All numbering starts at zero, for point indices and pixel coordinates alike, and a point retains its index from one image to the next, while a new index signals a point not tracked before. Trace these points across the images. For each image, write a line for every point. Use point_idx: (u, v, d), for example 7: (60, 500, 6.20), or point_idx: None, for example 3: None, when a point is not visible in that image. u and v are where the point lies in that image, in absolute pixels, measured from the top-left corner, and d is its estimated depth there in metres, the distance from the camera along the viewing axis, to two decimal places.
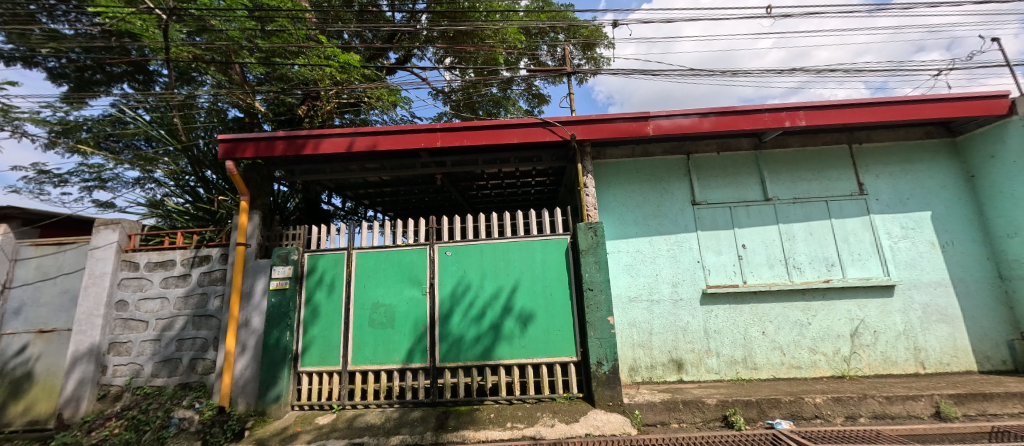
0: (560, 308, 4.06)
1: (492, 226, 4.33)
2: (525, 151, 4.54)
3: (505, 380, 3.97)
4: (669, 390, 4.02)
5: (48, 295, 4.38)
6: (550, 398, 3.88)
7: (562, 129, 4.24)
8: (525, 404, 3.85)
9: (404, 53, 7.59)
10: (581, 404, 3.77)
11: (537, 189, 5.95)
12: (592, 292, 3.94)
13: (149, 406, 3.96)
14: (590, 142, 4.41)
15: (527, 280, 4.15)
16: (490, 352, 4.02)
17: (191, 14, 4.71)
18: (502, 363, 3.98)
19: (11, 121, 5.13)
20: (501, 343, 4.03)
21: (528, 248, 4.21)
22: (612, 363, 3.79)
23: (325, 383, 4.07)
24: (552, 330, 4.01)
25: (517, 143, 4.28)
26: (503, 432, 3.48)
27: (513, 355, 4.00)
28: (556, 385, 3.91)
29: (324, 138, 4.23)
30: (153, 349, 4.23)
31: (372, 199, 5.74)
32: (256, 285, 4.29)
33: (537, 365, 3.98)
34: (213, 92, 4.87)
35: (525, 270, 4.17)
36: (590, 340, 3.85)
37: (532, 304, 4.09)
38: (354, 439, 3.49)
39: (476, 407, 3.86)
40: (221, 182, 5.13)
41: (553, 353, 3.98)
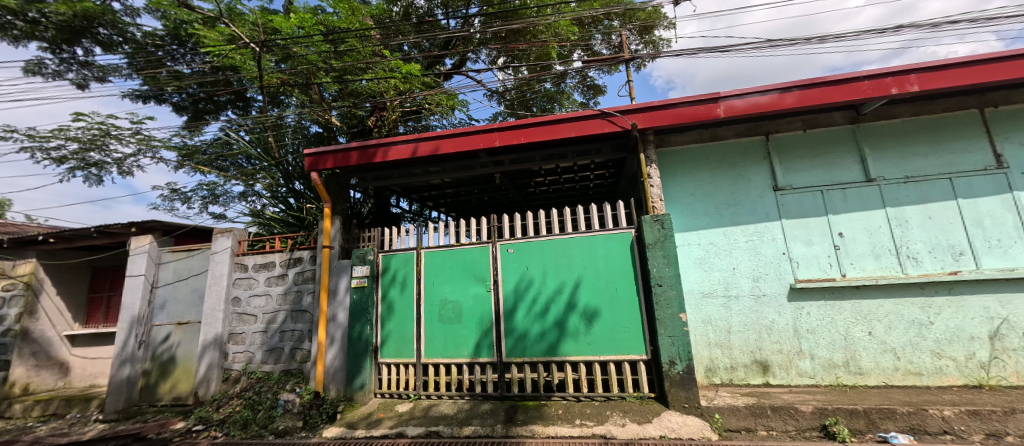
0: (627, 305, 3.94)
1: (552, 222, 4.33)
2: (583, 145, 4.46)
3: (572, 376, 3.95)
4: (754, 394, 3.70)
5: (183, 293, 5.26)
6: (620, 397, 3.78)
7: (622, 118, 4.08)
8: (594, 402, 3.79)
9: (459, 57, 7.88)
10: (653, 404, 3.62)
11: (597, 182, 5.82)
12: (661, 287, 3.76)
13: (261, 390, 4.58)
14: (652, 130, 4.20)
15: (590, 276, 4.08)
16: (556, 348, 4.03)
17: (278, 44, 5.33)
18: (568, 359, 3.97)
19: (151, 149, 6.24)
20: (566, 339, 4.02)
21: (590, 243, 4.14)
22: (687, 362, 3.58)
23: (402, 374, 4.39)
24: (619, 326, 3.91)
25: (575, 137, 4.22)
26: (573, 429, 3.46)
27: (579, 352, 3.97)
28: (626, 383, 3.80)
29: (391, 146, 4.55)
30: (262, 339, 4.88)
31: (436, 201, 6.05)
32: (340, 283, 4.73)
33: (604, 362, 3.90)
34: (298, 112, 5.50)
35: (588, 265, 4.11)
36: (661, 338, 3.68)
37: (596, 301, 4.02)
38: (431, 428, 3.71)
39: (544, 403, 3.89)
40: (308, 192, 5.73)
41: (621, 351, 3.87)
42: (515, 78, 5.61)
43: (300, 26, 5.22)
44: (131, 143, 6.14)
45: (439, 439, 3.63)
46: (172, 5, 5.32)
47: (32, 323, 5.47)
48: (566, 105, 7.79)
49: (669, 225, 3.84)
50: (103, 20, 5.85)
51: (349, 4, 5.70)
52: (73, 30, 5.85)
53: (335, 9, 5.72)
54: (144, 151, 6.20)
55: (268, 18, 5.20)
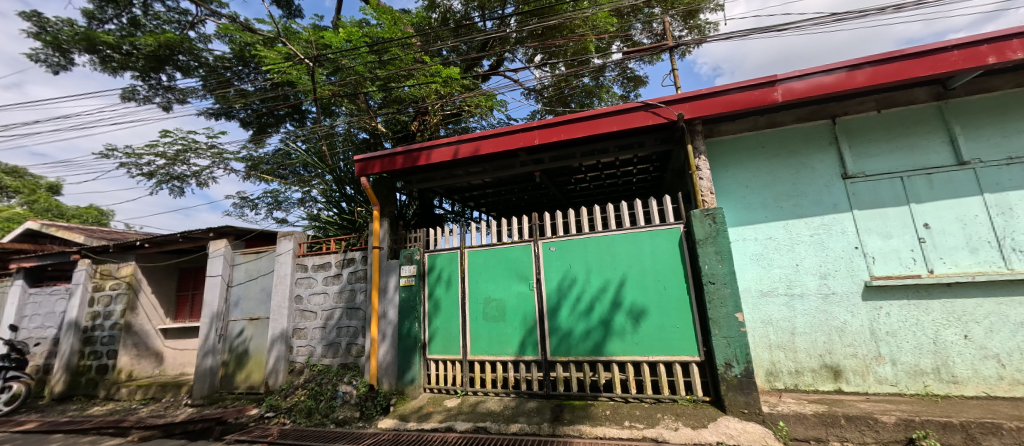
0: (676, 303, 3.77)
1: (594, 219, 4.24)
2: (625, 139, 4.32)
3: (620, 377, 3.85)
4: (824, 401, 3.40)
5: (254, 291, 5.77)
6: (671, 399, 3.63)
7: (667, 109, 3.90)
8: (643, 404, 3.68)
9: (496, 58, 7.98)
10: (708, 409, 3.43)
11: (640, 177, 5.63)
12: (714, 285, 3.57)
13: (322, 381, 4.91)
14: (700, 119, 3.98)
15: (636, 273, 3.96)
16: (602, 347, 3.95)
17: (328, 58, 5.69)
18: (615, 359, 3.88)
19: (223, 161, 6.90)
20: (613, 338, 3.93)
21: (636, 239, 4.01)
22: (745, 365, 3.37)
23: (450, 370, 4.52)
24: (668, 326, 3.75)
25: (616, 132, 4.10)
26: (622, 431, 3.37)
27: (627, 351, 3.86)
28: (677, 385, 3.64)
29: (433, 149, 4.68)
30: (322, 335, 5.23)
31: (477, 201, 6.16)
32: (389, 282, 4.95)
33: (653, 363, 3.77)
34: (348, 120, 5.84)
35: (633, 262, 3.99)
36: (715, 339, 3.49)
37: (643, 299, 3.89)
38: (479, 424, 3.79)
39: (591, 403, 3.84)
40: (358, 196, 6.05)
41: (670, 351, 3.72)
42: (552, 75, 5.55)
43: (348, 39, 5.54)
44: (208, 156, 6.84)
45: (487, 435, 3.70)
46: (238, 29, 5.85)
47: (133, 317, 6.23)
48: (605, 99, 7.64)
49: (721, 220, 3.63)
50: (181, 47, 6.55)
51: (392, 15, 5.98)
52: (158, 59, 6.61)
53: (378, 21, 6.01)
54: (218, 163, 6.88)
55: (319, 34, 5.57)
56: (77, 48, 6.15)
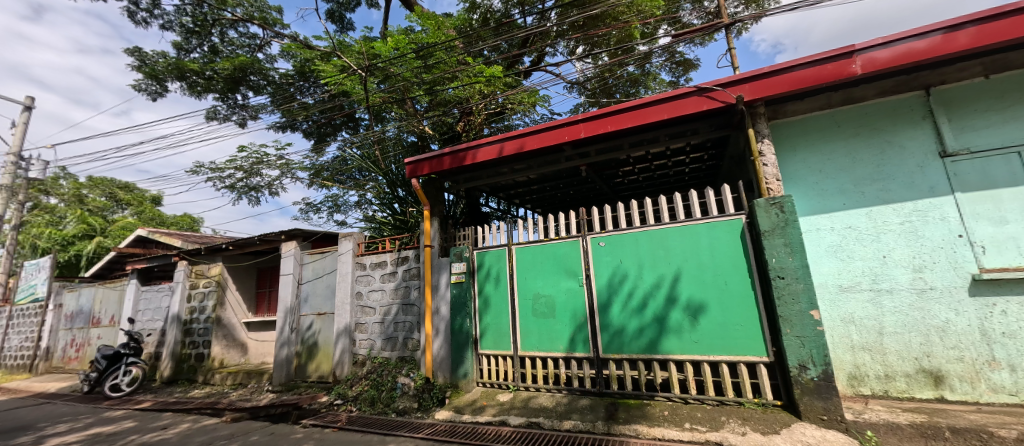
0: (739, 299, 3.51)
1: (646, 212, 4.04)
2: (676, 127, 4.06)
3: (677, 376, 3.67)
4: (922, 411, 2.98)
5: (321, 288, 6.25)
6: (736, 402, 3.40)
7: (725, 93, 3.58)
8: (704, 406, 3.47)
9: (537, 54, 7.97)
10: (779, 413, 3.16)
11: (693, 166, 5.32)
12: (784, 280, 3.23)
13: (383, 373, 5.19)
14: (762, 101, 3.63)
15: (692, 268, 3.74)
16: (657, 345, 3.79)
17: (378, 67, 6.00)
18: (671, 357, 3.70)
19: (290, 170, 7.53)
20: (668, 336, 3.75)
21: (691, 232, 3.77)
22: (823, 368, 3.04)
23: (502, 365, 4.59)
24: (730, 324, 3.50)
25: (666, 120, 3.85)
26: (682, 433, 3.19)
27: (684, 350, 3.66)
28: (743, 387, 3.39)
29: (479, 148, 4.73)
30: (380, 329, 5.53)
31: (522, 198, 6.18)
32: (441, 279, 5.09)
33: (715, 363, 3.54)
34: (398, 125, 6.16)
35: (689, 257, 3.76)
36: (787, 338, 3.17)
37: (701, 294, 3.66)
38: (532, 419, 3.79)
39: (647, 402, 3.70)
40: (409, 197, 6.28)
41: (733, 351, 3.46)
42: (596, 66, 5.38)
43: (396, 47, 5.76)
44: (278, 167, 7.51)
45: (541, 430, 3.67)
46: (299, 46, 6.33)
47: (223, 312, 7.01)
48: (652, 87, 7.38)
49: (791, 208, 3.27)
50: (252, 68, 7.23)
51: (436, 20, 6.18)
52: (234, 80, 7.35)
53: (422, 27, 6.23)
54: (286, 173, 7.53)
55: (369, 45, 5.86)
56: (170, 76, 7.12)
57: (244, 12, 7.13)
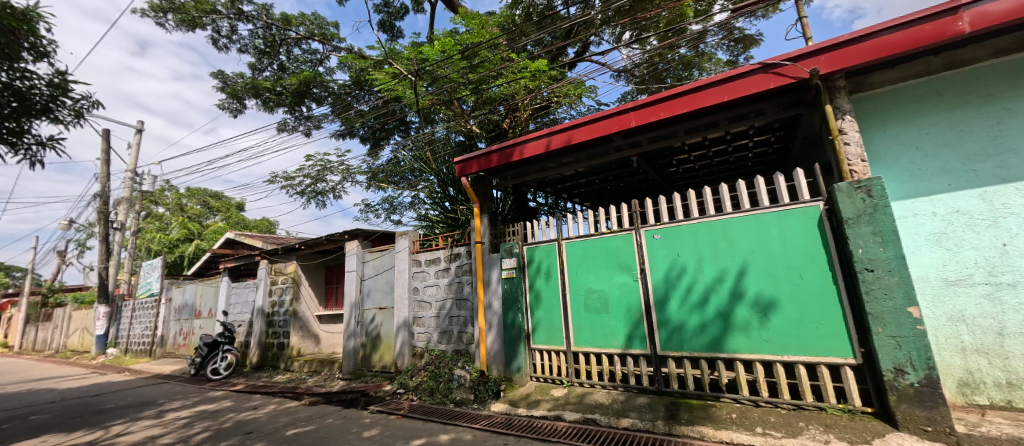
0: (818, 294, 3.02)
1: (707, 201, 3.64)
2: (740, 109, 3.62)
3: (744, 377, 3.26)
4: None
5: (382, 284, 6.63)
6: (816, 407, 2.94)
7: (797, 67, 3.14)
8: (778, 410, 3.05)
9: (582, 44, 7.81)
10: (871, 421, 2.69)
11: (756, 151, 4.85)
12: (873, 274, 2.72)
13: (440, 365, 5.38)
14: (842, 72, 3.13)
15: (761, 259, 3.27)
16: (721, 343, 3.38)
17: (426, 71, 6.23)
18: (738, 357, 3.28)
19: (350, 174, 8.05)
20: (734, 334, 3.33)
21: (758, 222, 3.30)
22: (926, 373, 2.54)
23: (555, 360, 4.50)
24: (807, 322, 3.03)
25: (727, 103, 3.46)
26: (753, 437, 2.84)
27: (752, 349, 3.23)
28: (824, 391, 2.93)
29: (525, 144, 4.66)
30: (436, 323, 5.72)
31: (570, 192, 6.08)
32: (492, 275, 5.08)
33: (790, 364, 3.09)
34: (447, 126, 6.38)
35: (756, 248, 3.30)
36: (877, 339, 2.68)
37: (771, 289, 3.21)
38: (588, 415, 3.66)
39: (711, 403, 3.33)
40: (458, 195, 6.39)
41: (813, 351, 2.99)
42: (644, 51, 5.10)
43: (442, 50, 5.90)
44: (340, 172, 8.07)
45: (598, 427, 3.53)
46: (354, 58, 6.75)
47: (299, 306, 7.71)
48: (707, 68, 6.94)
49: (882, 192, 2.73)
50: (315, 82, 7.80)
51: (479, 19, 6.24)
52: (300, 94, 7.99)
53: (467, 27, 6.37)
54: (347, 177, 8.08)
55: (417, 50, 6.05)
56: (248, 95, 7.94)
57: (306, 31, 7.70)
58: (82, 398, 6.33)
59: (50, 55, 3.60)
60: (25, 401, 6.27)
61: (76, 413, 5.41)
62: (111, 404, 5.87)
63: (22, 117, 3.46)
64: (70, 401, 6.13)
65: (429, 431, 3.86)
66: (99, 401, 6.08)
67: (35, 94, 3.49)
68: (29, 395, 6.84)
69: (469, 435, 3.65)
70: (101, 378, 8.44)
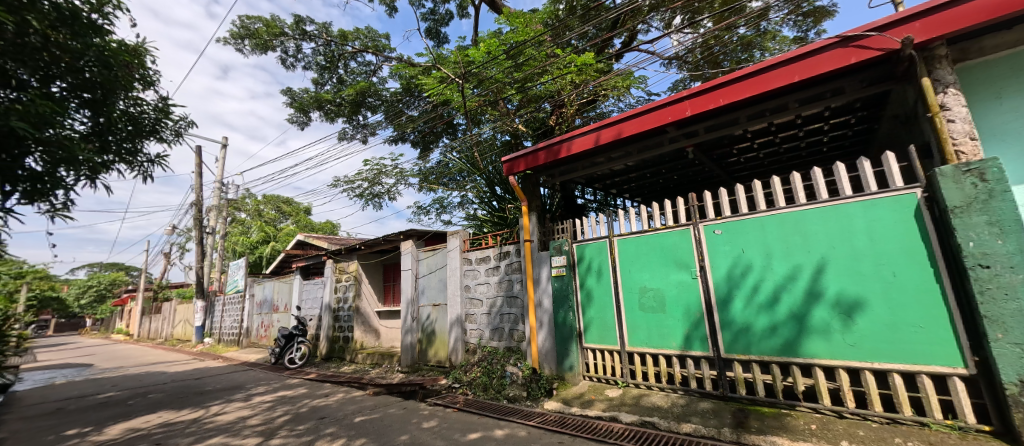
0: (915, 293, 2.67)
1: (776, 191, 3.33)
2: (816, 88, 3.25)
3: (825, 385, 2.97)
4: None
5: (435, 282, 6.83)
6: (915, 421, 2.60)
7: (885, 38, 2.78)
8: (868, 423, 2.74)
9: (629, 33, 7.55)
10: (988, 442, 2.32)
11: (832, 134, 4.38)
12: (988, 271, 2.34)
13: (492, 361, 5.40)
14: (944, 39, 2.72)
15: (842, 255, 2.96)
16: (795, 347, 3.10)
17: (473, 73, 6.34)
18: (816, 363, 2.99)
19: (403, 177, 8.37)
20: (811, 337, 3.04)
21: (838, 214, 2.99)
22: None
23: (609, 360, 4.36)
24: (903, 325, 2.69)
25: (799, 84, 3.14)
26: None
27: (833, 355, 2.94)
28: (926, 404, 2.58)
29: (573, 140, 4.56)
30: (487, 320, 5.78)
31: (620, 187, 5.90)
32: (542, 273, 5.01)
33: (881, 372, 2.76)
34: (494, 126, 6.45)
35: (837, 242, 2.98)
36: (996, 346, 2.31)
37: (856, 288, 2.88)
38: (646, 418, 3.50)
39: (785, 412, 3.06)
40: (506, 194, 6.42)
41: (910, 359, 2.66)
42: (699, 35, 4.79)
43: (488, 51, 5.94)
44: (394, 175, 8.43)
45: (655, 431, 3.36)
46: (405, 66, 7.03)
47: (360, 302, 8.16)
48: (771, 47, 6.42)
49: (998, 175, 2.35)
50: (370, 92, 8.20)
51: (524, 17, 6.24)
52: (356, 103, 8.44)
53: (511, 27, 6.39)
54: (401, 180, 8.41)
55: (463, 53, 6.15)
56: (312, 107, 8.54)
57: (361, 44, 8.10)
58: (187, 380, 7.18)
59: (155, 83, 4.05)
60: (143, 382, 7.23)
61: (183, 393, 6.14)
62: (209, 386, 6.59)
63: (135, 139, 3.94)
64: (177, 383, 6.99)
65: (484, 425, 3.91)
66: (200, 384, 6.86)
67: (144, 117, 3.95)
68: (146, 376, 7.88)
69: (523, 432, 3.65)
70: (200, 363, 9.54)
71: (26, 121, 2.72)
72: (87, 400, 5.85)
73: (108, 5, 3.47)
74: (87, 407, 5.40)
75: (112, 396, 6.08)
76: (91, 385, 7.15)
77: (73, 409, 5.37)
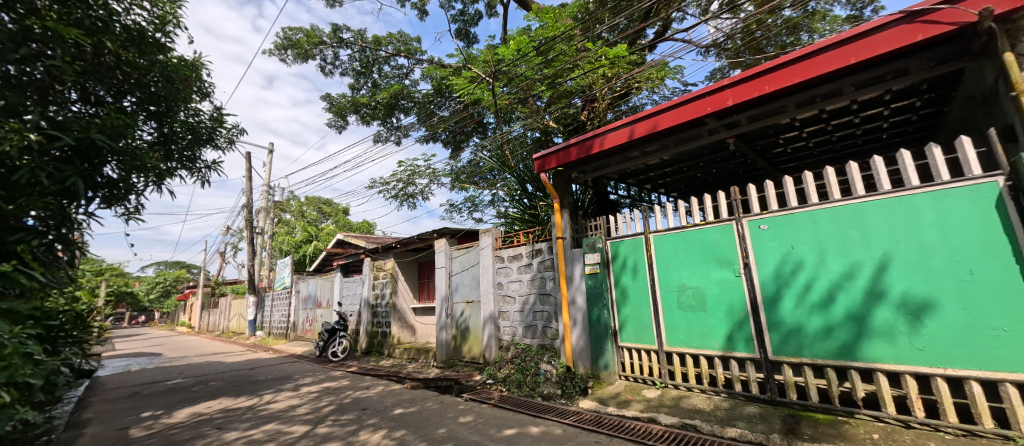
0: (997, 293, 2.43)
1: (831, 182, 3.11)
2: (876, 70, 2.98)
3: (889, 391, 2.74)
4: None
5: (468, 279, 6.90)
6: (998, 434, 2.35)
7: (958, 11, 2.52)
8: (941, 435, 2.51)
9: (663, 23, 7.31)
10: None
11: (893, 120, 4.04)
12: None
13: (526, 358, 5.38)
14: None
15: (907, 251, 2.72)
16: (854, 350, 2.88)
17: (502, 72, 6.34)
18: (878, 367, 2.77)
19: (436, 176, 8.51)
20: (872, 340, 2.81)
21: (904, 206, 2.75)
22: None
23: (646, 360, 4.24)
24: (982, 328, 2.44)
25: (855, 66, 2.90)
26: None
27: (898, 360, 2.70)
28: (1011, 415, 2.34)
29: (606, 134, 4.45)
30: (520, 318, 5.78)
31: (655, 182, 5.72)
32: (574, 270, 4.94)
33: (956, 379, 2.52)
34: (525, 123, 6.44)
35: (901, 238, 2.75)
36: None
37: (924, 287, 2.65)
38: (686, 420, 3.38)
39: (843, 420, 2.86)
40: (537, 192, 6.38)
41: (991, 366, 2.41)
42: (739, 20, 4.55)
43: (517, 49, 5.91)
44: (427, 175, 8.58)
45: (697, 434, 3.24)
46: (436, 67, 7.15)
47: (397, 299, 8.38)
48: (819, 29, 6.01)
49: None
50: (403, 94, 8.38)
51: (553, 12, 6.17)
52: (390, 106, 8.66)
53: (541, 23, 6.33)
54: (434, 180, 8.56)
55: (493, 51, 6.15)
56: (349, 111, 8.85)
57: (394, 48, 8.28)
58: (242, 370, 7.66)
59: (211, 94, 4.31)
60: (205, 370, 7.79)
61: (239, 381, 6.56)
62: (261, 376, 7.00)
63: (195, 147, 4.21)
64: (233, 372, 7.47)
65: (519, 422, 3.91)
66: (253, 373, 7.31)
67: (202, 126, 4.21)
68: (206, 366, 8.49)
69: (558, 429, 3.62)
70: (252, 355, 10.17)
71: (104, 133, 2.94)
72: (158, 386, 6.37)
73: (170, 23, 3.71)
74: (159, 392, 5.88)
75: (179, 382, 6.59)
76: (160, 372, 7.79)
77: (146, 393, 5.86)
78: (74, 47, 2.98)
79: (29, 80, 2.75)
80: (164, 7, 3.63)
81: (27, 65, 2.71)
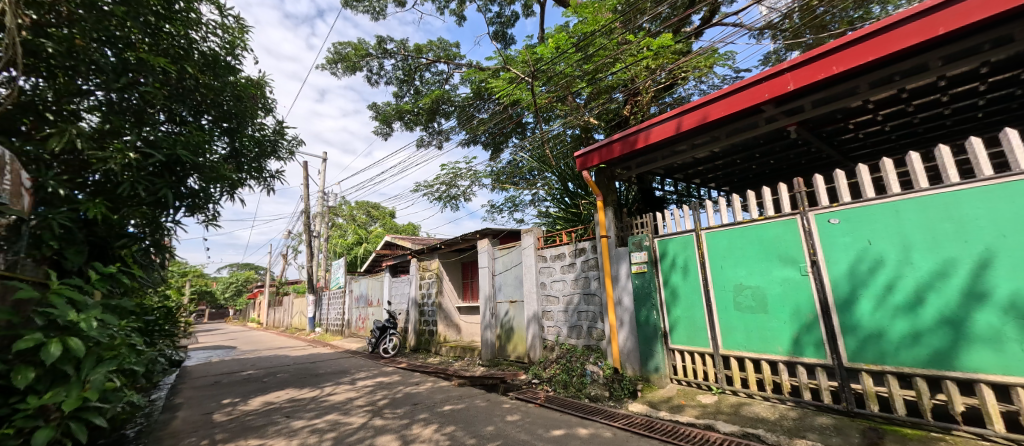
0: None
1: (915, 170, 2.80)
2: (970, 40, 2.64)
3: (996, 406, 2.42)
4: None
5: (511, 279, 6.92)
6: None
7: None
8: None
9: (710, 8, 6.94)
10: None
11: (991, 97, 3.55)
12: None
13: (571, 359, 5.30)
14: None
15: (1015, 246, 2.39)
16: (951, 359, 2.56)
17: (541, 71, 6.30)
18: (982, 378, 2.44)
19: (477, 177, 8.61)
20: (974, 348, 2.49)
21: (1010, 194, 2.41)
22: None
23: (700, 364, 4.03)
24: None
25: (943, 37, 2.58)
26: None
27: (1008, 370, 2.37)
28: None
29: (651, 128, 4.28)
30: (565, 318, 5.71)
31: (704, 176, 5.45)
32: (620, 269, 4.80)
33: None
34: (565, 121, 6.35)
35: (1006, 230, 2.42)
36: None
37: None
38: (749, 429, 3.16)
39: (938, 436, 2.55)
40: (579, 190, 6.28)
41: None
42: None
43: (556, 47, 5.83)
44: (468, 176, 8.70)
45: (761, 444, 3.02)
46: (476, 70, 7.23)
47: (442, 299, 8.57)
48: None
49: None
50: (444, 99, 8.56)
51: (593, 6, 6.03)
52: (432, 111, 8.87)
53: (580, 18, 6.22)
54: (475, 181, 8.66)
55: (531, 51, 6.11)
56: (394, 118, 9.18)
57: (434, 55, 8.48)
58: (305, 363, 8.20)
59: (273, 109, 4.62)
60: (273, 363, 8.43)
61: (303, 374, 7.02)
62: (322, 370, 7.45)
63: (260, 158, 4.53)
64: (297, 365, 8.02)
65: (568, 423, 3.85)
66: (315, 367, 7.79)
67: (266, 140, 4.53)
68: (273, 359, 9.17)
69: (608, 432, 3.53)
70: (313, 350, 10.85)
71: (187, 149, 3.23)
72: (235, 375, 6.97)
73: (238, 46, 4.02)
74: (236, 381, 6.44)
75: (252, 373, 7.17)
76: (236, 363, 8.52)
77: (226, 382, 6.44)
78: (163, 74, 3.30)
79: (128, 105, 3.08)
80: (233, 32, 3.93)
81: (126, 93, 3.03)
